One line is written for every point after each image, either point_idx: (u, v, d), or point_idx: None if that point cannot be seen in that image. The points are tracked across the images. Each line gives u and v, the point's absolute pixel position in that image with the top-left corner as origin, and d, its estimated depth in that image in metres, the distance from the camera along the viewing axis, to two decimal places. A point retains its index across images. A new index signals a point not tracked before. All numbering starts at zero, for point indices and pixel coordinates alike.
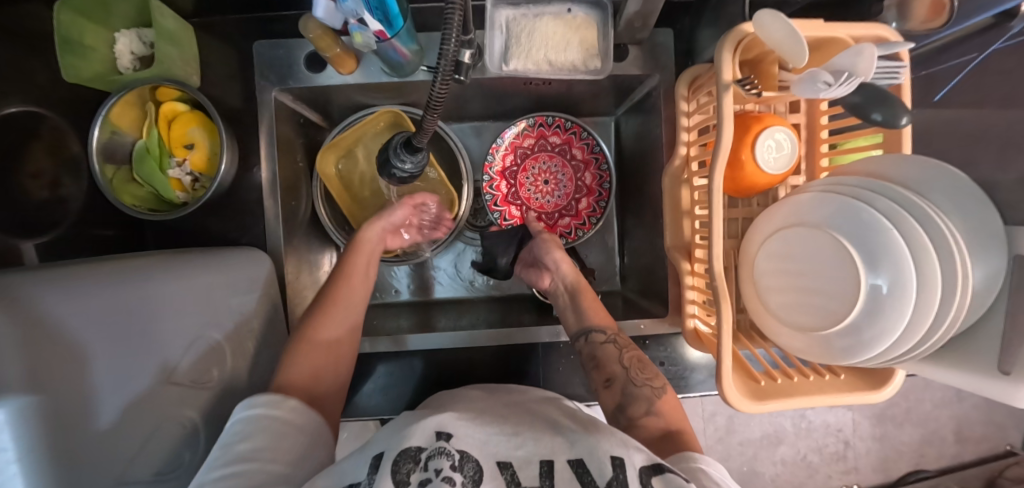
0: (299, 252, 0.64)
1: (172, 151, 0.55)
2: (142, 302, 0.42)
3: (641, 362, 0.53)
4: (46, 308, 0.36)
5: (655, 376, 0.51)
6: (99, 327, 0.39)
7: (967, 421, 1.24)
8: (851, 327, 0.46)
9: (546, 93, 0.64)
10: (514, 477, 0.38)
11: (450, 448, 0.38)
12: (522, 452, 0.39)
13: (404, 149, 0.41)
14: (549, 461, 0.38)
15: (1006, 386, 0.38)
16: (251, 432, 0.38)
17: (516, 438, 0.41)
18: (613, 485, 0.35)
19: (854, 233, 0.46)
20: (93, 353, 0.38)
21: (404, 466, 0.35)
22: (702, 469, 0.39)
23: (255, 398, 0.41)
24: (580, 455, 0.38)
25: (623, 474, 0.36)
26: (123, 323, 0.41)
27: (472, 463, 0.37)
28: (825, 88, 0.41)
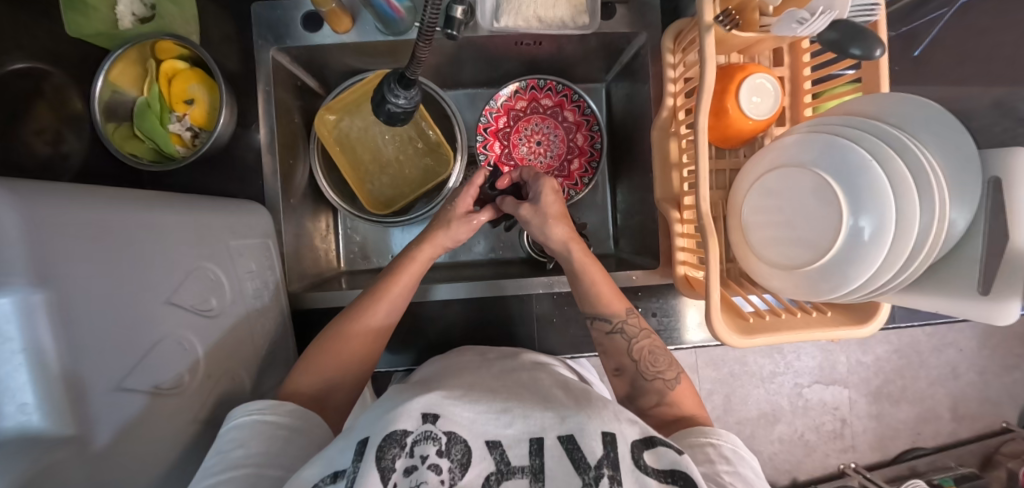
0: (297, 213, 0.65)
1: (173, 106, 0.56)
2: (145, 225, 0.38)
3: (653, 353, 0.54)
4: (60, 217, 0.30)
5: (668, 370, 0.53)
6: (103, 243, 0.33)
7: (961, 398, 1.24)
8: (834, 261, 0.47)
9: (537, 56, 0.66)
10: (503, 456, 0.38)
11: (437, 431, 0.38)
12: (512, 429, 0.40)
13: (397, 84, 0.42)
14: (539, 439, 0.39)
15: (989, 304, 0.40)
16: (246, 439, 0.41)
17: (506, 415, 0.41)
18: (604, 464, 0.37)
19: (838, 171, 0.47)
20: (108, 267, 0.33)
21: (390, 452, 0.36)
22: (712, 444, 0.44)
23: (251, 404, 0.44)
24: (570, 432, 0.39)
25: (614, 452, 0.38)
26: (128, 246, 0.36)
27: (460, 445, 0.38)
28: (801, 25, 0.43)
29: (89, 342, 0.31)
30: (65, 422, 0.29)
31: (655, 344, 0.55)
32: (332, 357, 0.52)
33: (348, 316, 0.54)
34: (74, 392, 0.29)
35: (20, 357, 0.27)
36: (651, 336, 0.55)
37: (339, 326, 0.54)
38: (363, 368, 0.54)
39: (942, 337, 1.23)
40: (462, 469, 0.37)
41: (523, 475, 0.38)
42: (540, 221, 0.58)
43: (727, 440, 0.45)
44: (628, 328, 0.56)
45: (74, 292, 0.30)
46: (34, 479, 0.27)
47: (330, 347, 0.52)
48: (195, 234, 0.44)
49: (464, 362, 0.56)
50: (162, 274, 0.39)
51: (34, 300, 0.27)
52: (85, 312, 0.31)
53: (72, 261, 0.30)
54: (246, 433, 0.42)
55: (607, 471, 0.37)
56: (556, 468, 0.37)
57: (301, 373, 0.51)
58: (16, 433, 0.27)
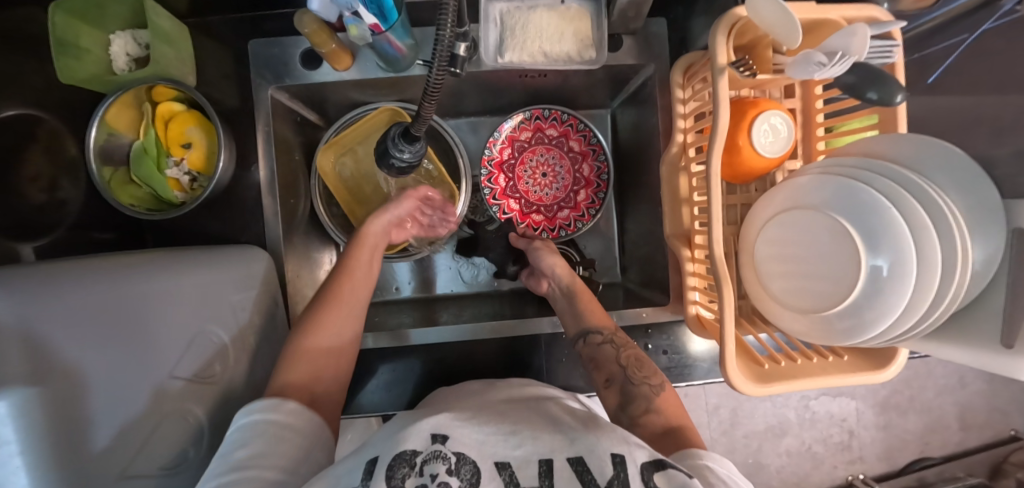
0: (299, 251, 0.64)
1: (169, 150, 0.55)
2: (149, 297, 0.39)
3: (639, 360, 0.53)
4: (53, 307, 0.33)
5: (655, 375, 0.52)
6: (102, 320, 0.36)
7: (970, 407, 1.24)
8: (852, 306, 0.46)
9: (542, 86, 0.64)
10: (513, 478, 0.36)
11: (446, 451, 0.37)
12: (521, 451, 0.38)
13: (402, 139, 0.40)
14: (548, 461, 0.37)
15: (1010, 359, 0.39)
16: (248, 438, 0.37)
17: (514, 437, 0.40)
18: (616, 484, 0.35)
19: (853, 213, 0.46)
20: (99, 347, 0.35)
21: (398, 472, 0.35)
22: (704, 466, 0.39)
23: (252, 405, 0.40)
24: (580, 453, 0.37)
25: (624, 472, 0.36)
26: (129, 320, 0.38)
27: (469, 465, 0.36)
28: (818, 68, 0.41)
29: (83, 430, 0.33)
30: None
31: (640, 353, 0.55)
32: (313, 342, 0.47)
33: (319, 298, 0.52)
34: None
35: None
36: (636, 348, 0.56)
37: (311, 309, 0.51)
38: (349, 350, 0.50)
39: None
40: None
41: None
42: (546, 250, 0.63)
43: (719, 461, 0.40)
44: (616, 338, 0.55)
45: None
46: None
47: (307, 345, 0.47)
48: (196, 294, 0.42)
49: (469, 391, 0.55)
50: None
51: (22, 397, 0.29)
52: None
53: (60, 351, 0.32)
54: (247, 434, 0.37)
55: None
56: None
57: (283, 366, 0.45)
58: None
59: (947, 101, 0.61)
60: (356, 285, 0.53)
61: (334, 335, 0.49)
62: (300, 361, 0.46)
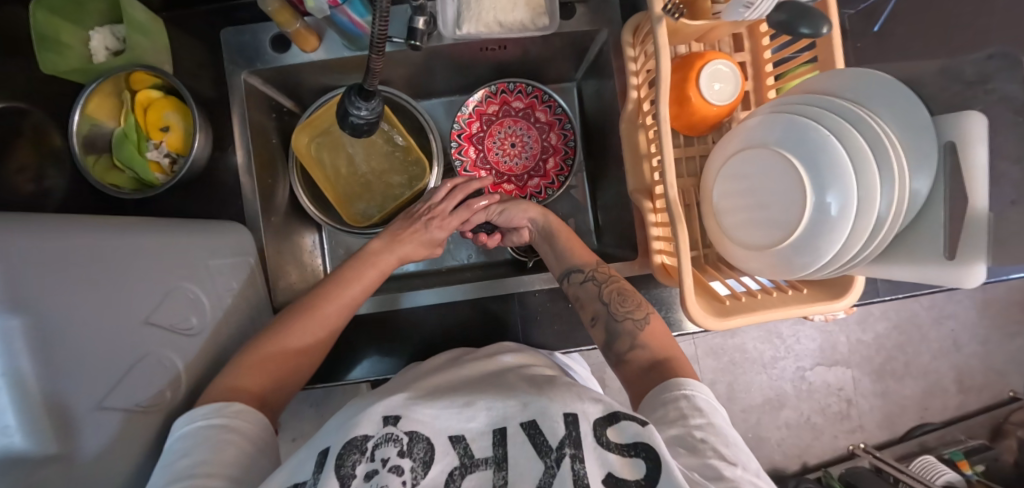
0: (278, 230, 0.66)
1: (149, 135, 0.58)
2: (134, 253, 0.40)
3: (622, 295, 0.55)
4: (37, 247, 0.31)
5: (638, 310, 0.54)
6: (87, 265, 0.35)
7: (966, 369, 1.23)
8: (805, 237, 0.47)
9: (504, 59, 0.67)
10: (467, 450, 0.37)
11: (398, 432, 0.37)
12: (475, 423, 0.39)
13: (358, 96, 0.43)
14: (502, 429, 0.38)
15: (957, 268, 0.41)
16: (189, 447, 0.39)
17: (469, 408, 0.40)
18: (566, 442, 0.36)
19: (801, 151, 0.47)
20: (92, 288, 0.35)
21: (349, 459, 0.36)
22: (682, 393, 0.42)
23: (196, 411, 0.42)
24: (533, 417, 0.38)
25: (576, 431, 0.37)
26: (115, 267, 0.38)
27: (423, 444, 0.37)
28: (747, 9, 0.46)
29: (70, 370, 0.32)
30: (46, 442, 0.30)
31: (624, 287, 0.56)
32: (277, 355, 0.49)
33: (298, 308, 0.53)
34: (55, 412, 0.31)
35: (1, 381, 0.28)
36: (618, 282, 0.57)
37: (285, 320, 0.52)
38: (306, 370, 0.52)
39: (941, 309, 1.22)
40: (424, 467, 0.36)
41: (487, 466, 0.36)
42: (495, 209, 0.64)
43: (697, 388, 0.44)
44: (597, 275, 0.57)
45: (49, 315, 0.31)
46: None
47: (275, 348, 0.50)
48: (171, 255, 0.45)
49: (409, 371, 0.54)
50: (139, 293, 0.40)
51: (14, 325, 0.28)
52: (62, 333, 0.32)
53: (51, 292, 0.32)
54: (191, 441, 0.39)
55: (570, 450, 0.36)
56: (520, 457, 0.36)
57: (234, 370, 0.47)
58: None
59: (896, 46, 0.64)
60: (341, 305, 0.54)
61: (305, 342, 0.51)
62: (252, 369, 0.47)
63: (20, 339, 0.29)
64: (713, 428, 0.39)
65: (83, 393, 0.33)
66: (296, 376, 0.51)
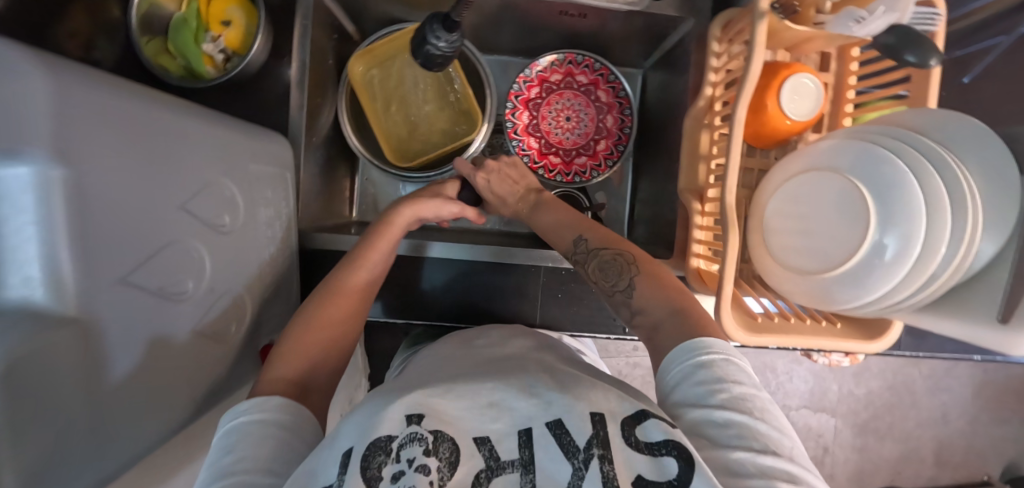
0: (317, 153, 0.64)
1: (209, 26, 0.56)
2: (179, 134, 0.39)
3: (603, 269, 0.53)
4: (85, 102, 0.30)
5: (621, 279, 0.51)
6: (132, 134, 0.34)
7: (948, 444, 1.23)
8: (853, 271, 0.46)
9: (579, 28, 0.65)
10: (492, 452, 0.36)
11: (423, 432, 0.35)
12: (500, 424, 0.37)
13: (440, 27, 0.40)
14: (527, 431, 0.37)
15: (1005, 333, 0.39)
16: (231, 442, 0.36)
17: (491, 409, 0.38)
18: (594, 442, 0.35)
19: (873, 182, 0.46)
20: (135, 159, 0.34)
21: (374, 462, 0.33)
22: (705, 365, 0.40)
23: (237, 407, 0.40)
24: (557, 416, 0.37)
25: (603, 430, 0.36)
26: (159, 144, 0.37)
27: (448, 443, 0.35)
28: (858, 24, 0.43)
29: (103, 237, 0.32)
30: (66, 302, 0.29)
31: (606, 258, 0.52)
32: (313, 341, 0.48)
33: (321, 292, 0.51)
34: (83, 277, 0.30)
35: (32, 229, 0.27)
36: (607, 251, 0.53)
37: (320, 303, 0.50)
38: (347, 343, 0.51)
39: (938, 380, 1.21)
40: (450, 469, 0.34)
41: (513, 469, 0.35)
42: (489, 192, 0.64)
43: (724, 353, 0.41)
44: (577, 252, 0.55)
45: (90, 175, 0.30)
46: (23, 360, 0.26)
47: (308, 335, 0.48)
48: (214, 148, 0.43)
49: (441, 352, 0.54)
50: (180, 178, 0.39)
51: (52, 174, 0.27)
52: (98, 195, 0.31)
53: (94, 151, 0.30)
54: (231, 437, 0.37)
55: (598, 450, 0.35)
56: (545, 459, 0.35)
57: (274, 363, 0.46)
58: (20, 305, 0.28)
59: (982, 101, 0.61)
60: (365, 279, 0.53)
61: (336, 333, 0.50)
62: (287, 359, 0.46)
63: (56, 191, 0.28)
64: (737, 406, 0.37)
65: (115, 264, 0.33)
66: (331, 362, 0.49)
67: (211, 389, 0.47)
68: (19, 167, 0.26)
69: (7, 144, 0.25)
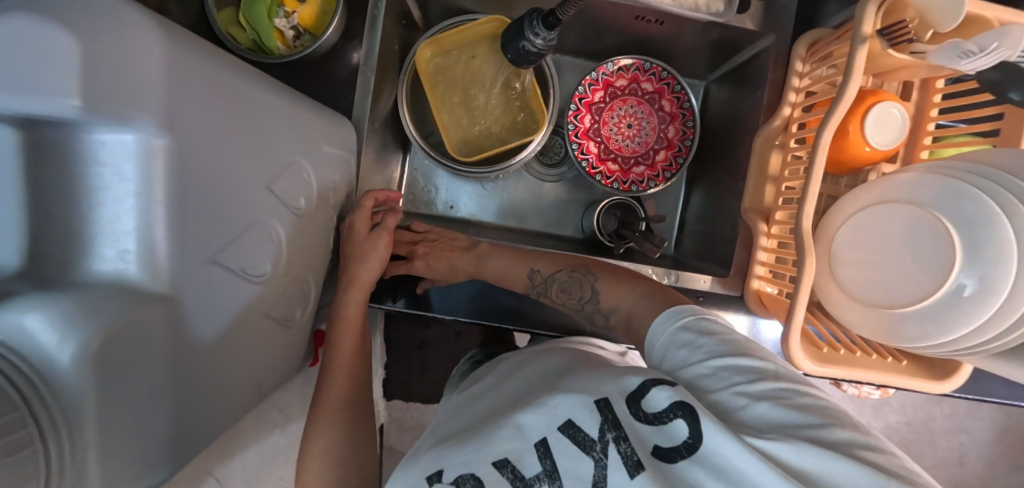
0: (376, 138, 0.63)
1: (282, 1, 0.55)
2: (265, 107, 0.38)
3: (564, 290, 0.59)
4: (183, 68, 0.29)
5: (582, 290, 0.58)
6: (224, 107, 0.33)
7: (962, 486, 1.21)
8: (930, 310, 0.45)
9: (653, 34, 0.63)
10: (516, 472, 0.38)
11: (445, 485, 0.40)
12: (515, 443, 0.39)
13: (541, 22, 0.40)
14: (543, 441, 0.39)
15: None
16: None
17: (507, 425, 0.41)
18: (606, 428, 0.37)
19: (960, 221, 0.44)
20: (227, 134, 0.33)
21: None
22: (684, 328, 0.42)
23: None
24: (568, 416, 0.39)
25: (611, 413, 0.38)
26: (249, 119, 0.36)
27: (471, 482, 0.38)
28: (964, 58, 0.41)
29: (194, 212, 0.31)
30: (156, 277, 0.28)
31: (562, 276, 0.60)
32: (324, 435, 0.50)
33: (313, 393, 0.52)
34: (175, 252, 0.29)
35: (131, 200, 0.26)
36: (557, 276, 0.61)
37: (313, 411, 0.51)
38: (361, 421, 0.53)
39: (959, 420, 1.20)
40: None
41: (540, 481, 0.38)
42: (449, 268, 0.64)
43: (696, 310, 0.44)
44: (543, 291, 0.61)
45: (188, 146, 0.29)
46: (119, 332, 0.26)
47: (319, 428, 0.50)
48: (293, 126, 0.42)
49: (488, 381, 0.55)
50: (265, 156, 0.38)
51: (154, 142, 0.26)
52: (193, 169, 0.30)
53: (190, 120, 0.29)
54: None
55: (611, 433, 0.37)
56: (566, 460, 0.38)
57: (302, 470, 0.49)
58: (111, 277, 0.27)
59: None
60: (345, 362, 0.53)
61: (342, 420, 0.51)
62: (309, 460, 0.49)
63: (156, 161, 0.27)
64: (723, 349, 0.39)
65: (205, 238, 0.32)
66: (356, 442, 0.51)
67: (269, 373, 0.46)
68: (126, 134, 0.25)
69: (119, 110, 0.24)
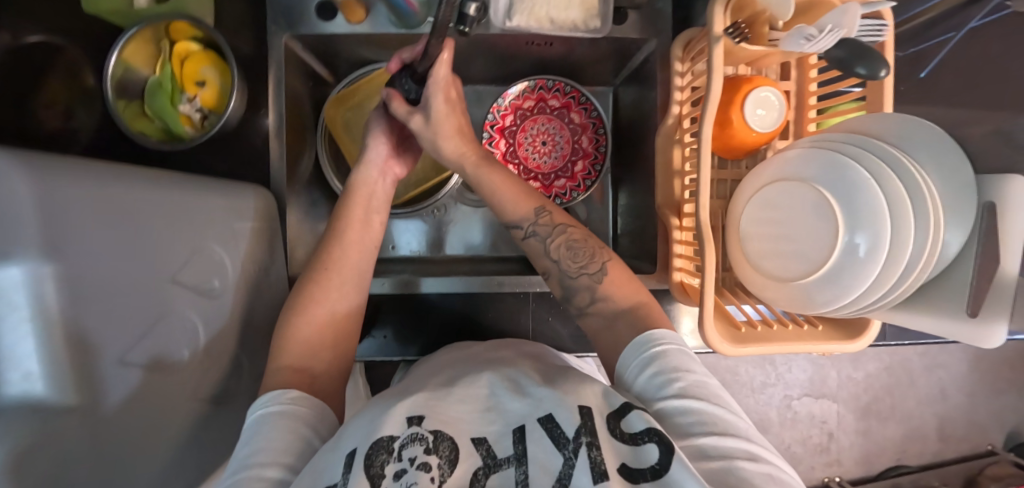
0: (302, 198, 0.65)
1: (183, 87, 0.57)
2: (163, 200, 0.40)
3: (570, 249, 0.53)
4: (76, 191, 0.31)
5: (593, 263, 0.52)
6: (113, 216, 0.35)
7: (949, 419, 1.24)
8: (829, 275, 0.48)
9: (548, 55, 0.66)
10: (490, 452, 0.36)
11: (424, 432, 0.35)
12: (495, 425, 0.37)
13: (411, 80, 0.52)
14: (521, 427, 0.36)
15: (978, 327, 0.41)
16: (252, 434, 0.38)
17: (490, 413, 0.39)
18: (582, 432, 0.35)
19: (838, 189, 0.48)
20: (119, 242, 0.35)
21: (377, 459, 0.34)
22: (661, 360, 0.41)
23: (261, 399, 0.42)
24: (548, 412, 0.37)
25: (590, 422, 0.36)
26: (145, 219, 0.38)
27: (448, 442, 0.35)
28: (808, 41, 0.45)
29: (98, 326, 0.33)
30: (63, 392, 0.30)
31: (573, 237, 0.54)
32: (309, 325, 0.50)
33: (309, 277, 0.53)
34: (77, 368, 0.31)
35: (27, 325, 0.28)
36: (566, 231, 0.55)
37: (323, 279, 0.53)
38: (350, 340, 0.52)
39: (934, 357, 1.22)
40: (451, 466, 0.34)
41: (509, 465, 0.35)
42: (445, 131, 0.55)
43: (674, 343, 0.43)
44: (540, 228, 0.55)
45: (78, 267, 0.31)
46: (26, 453, 0.27)
47: (308, 317, 0.50)
48: (195, 215, 0.44)
49: (468, 352, 0.54)
50: (167, 250, 0.40)
51: (44, 273, 0.28)
52: (88, 283, 0.32)
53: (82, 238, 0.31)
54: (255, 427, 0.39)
55: (586, 440, 0.34)
56: (539, 452, 0.34)
57: (279, 348, 0.48)
58: (18, 400, 0.27)
59: (940, 96, 0.64)
60: (358, 236, 0.56)
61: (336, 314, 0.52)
62: (291, 345, 0.48)
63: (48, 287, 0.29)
64: (694, 394, 0.38)
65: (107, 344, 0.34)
66: (339, 358, 0.51)
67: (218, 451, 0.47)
68: (12, 269, 0.27)
69: (3, 247, 0.26)
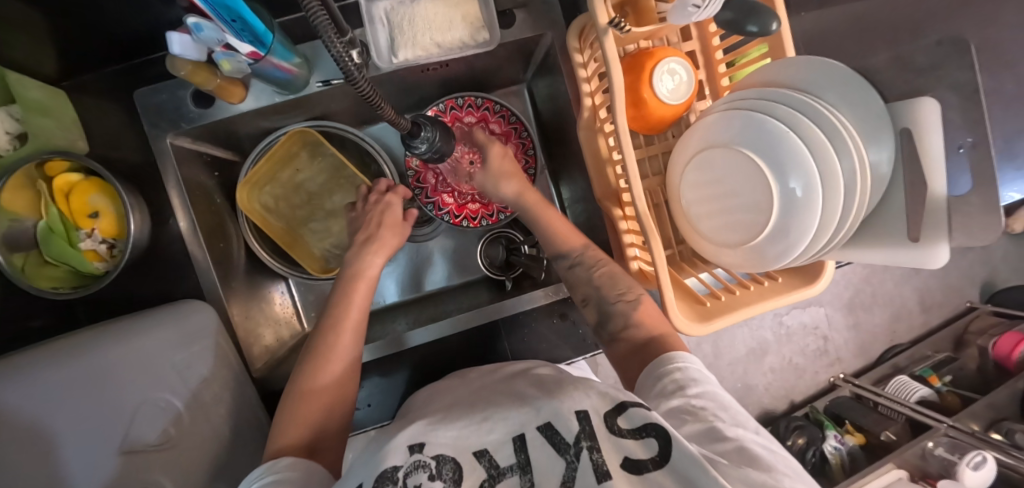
0: (242, 291, 0.63)
1: (77, 223, 0.53)
2: (114, 351, 0.48)
3: (612, 277, 0.53)
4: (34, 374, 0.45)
5: (631, 290, 0.52)
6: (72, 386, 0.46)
7: (926, 289, 1.27)
8: (775, 230, 0.48)
9: (451, 74, 0.64)
10: (492, 462, 0.35)
11: (426, 458, 0.34)
12: (495, 433, 0.36)
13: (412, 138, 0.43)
14: (520, 435, 0.35)
15: (922, 251, 0.42)
16: None
17: (486, 423, 0.37)
18: (582, 437, 0.34)
19: (759, 146, 0.47)
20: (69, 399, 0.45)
21: None
22: (677, 369, 0.42)
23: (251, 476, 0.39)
24: (547, 419, 0.35)
25: (589, 425, 0.34)
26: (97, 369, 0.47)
27: (450, 464, 0.34)
28: (697, 9, 0.42)
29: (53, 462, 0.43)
30: None
31: (614, 269, 0.54)
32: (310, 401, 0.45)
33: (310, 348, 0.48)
34: None
35: None
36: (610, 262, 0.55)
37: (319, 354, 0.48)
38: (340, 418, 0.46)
39: None
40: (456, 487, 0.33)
41: (513, 474, 0.34)
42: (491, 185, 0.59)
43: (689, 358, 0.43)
44: (587, 257, 0.55)
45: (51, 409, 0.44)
46: None
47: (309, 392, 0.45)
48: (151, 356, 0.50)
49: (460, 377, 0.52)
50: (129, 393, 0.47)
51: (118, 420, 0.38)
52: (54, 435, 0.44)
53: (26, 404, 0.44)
54: None
55: (587, 445, 0.33)
56: (541, 461, 0.34)
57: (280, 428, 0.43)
58: None
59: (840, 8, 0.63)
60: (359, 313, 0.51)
61: (336, 389, 0.46)
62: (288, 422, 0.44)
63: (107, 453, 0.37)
64: (711, 397, 0.39)
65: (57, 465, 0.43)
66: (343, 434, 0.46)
67: None
68: None
69: None
